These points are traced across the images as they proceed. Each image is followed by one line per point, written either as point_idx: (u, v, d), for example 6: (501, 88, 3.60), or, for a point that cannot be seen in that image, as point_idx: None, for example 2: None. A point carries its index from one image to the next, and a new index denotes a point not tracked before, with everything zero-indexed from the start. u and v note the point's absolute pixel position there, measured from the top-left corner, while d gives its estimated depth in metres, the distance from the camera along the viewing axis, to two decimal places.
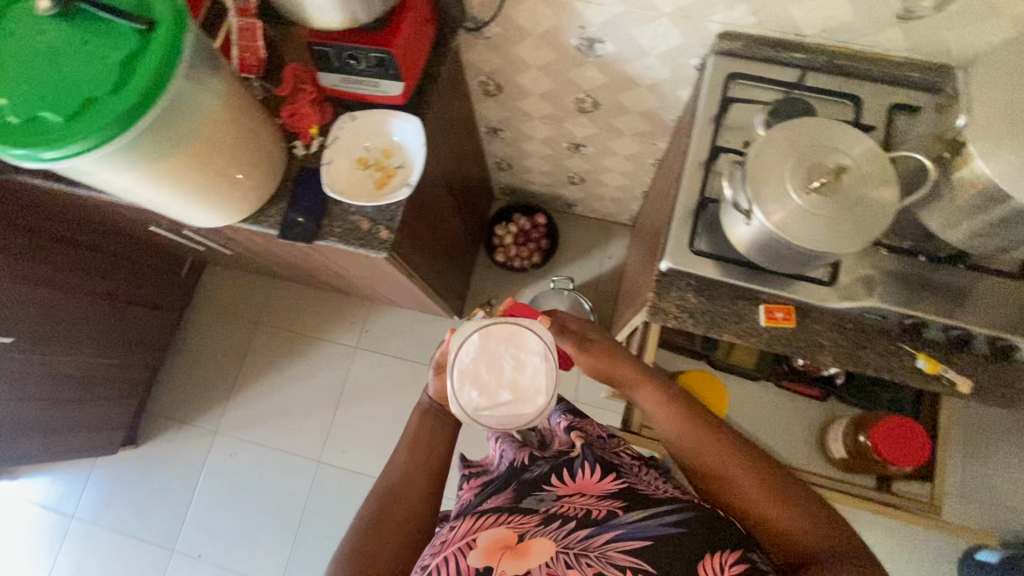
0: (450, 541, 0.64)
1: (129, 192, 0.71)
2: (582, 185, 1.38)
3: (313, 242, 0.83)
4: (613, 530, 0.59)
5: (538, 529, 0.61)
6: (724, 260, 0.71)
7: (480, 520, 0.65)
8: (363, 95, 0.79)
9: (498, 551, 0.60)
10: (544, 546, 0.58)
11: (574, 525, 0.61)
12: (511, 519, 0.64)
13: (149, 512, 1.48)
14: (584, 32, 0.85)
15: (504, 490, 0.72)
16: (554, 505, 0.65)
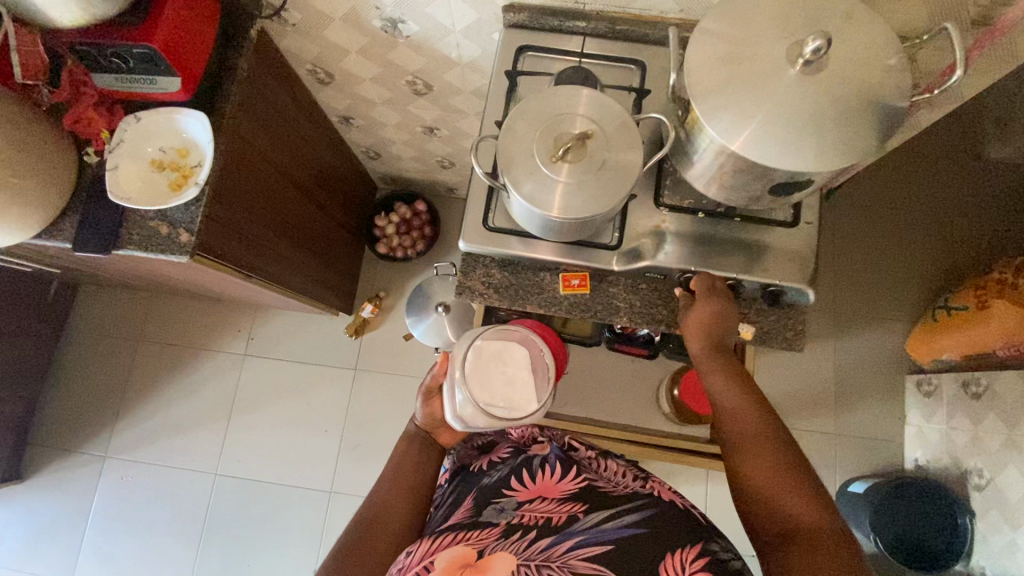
0: (410, 565, 0.64)
1: None
2: (453, 168, 1.37)
3: (115, 252, 0.79)
4: (574, 536, 0.63)
5: (498, 543, 0.64)
6: (519, 233, 0.72)
7: (439, 540, 0.67)
8: (144, 94, 0.76)
9: (459, 570, 0.61)
10: (504, 563, 0.60)
11: (535, 533, 0.65)
12: (470, 535, 0.66)
13: (42, 546, 1.41)
14: (383, 14, 0.83)
15: (465, 504, 0.76)
16: (514, 515, 0.69)
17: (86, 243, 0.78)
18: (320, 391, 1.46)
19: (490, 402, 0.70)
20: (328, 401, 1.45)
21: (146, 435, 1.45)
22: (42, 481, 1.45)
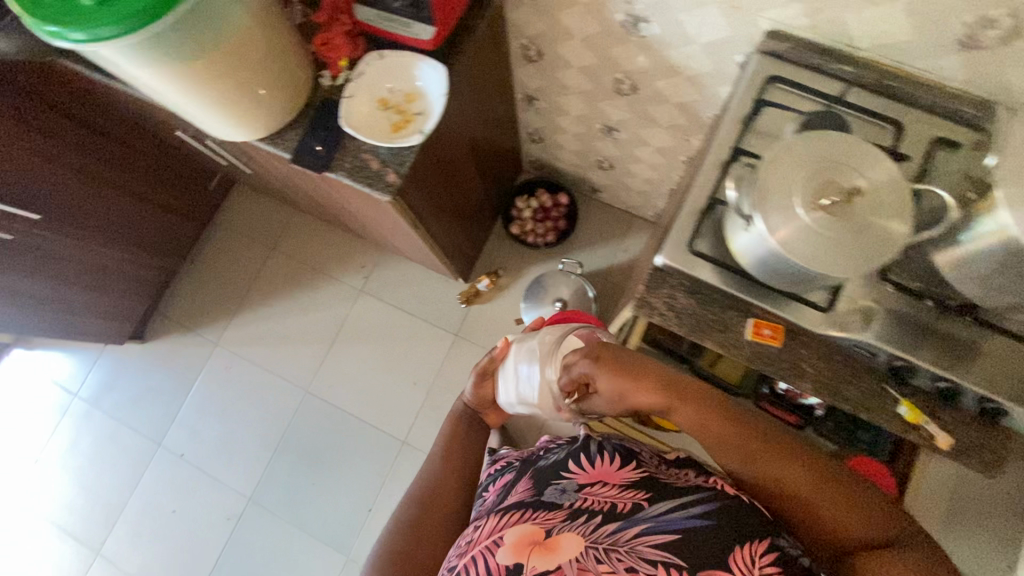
0: (478, 540, 0.73)
1: (154, 89, 0.73)
2: (610, 172, 1.35)
3: (323, 174, 0.84)
4: (639, 523, 0.66)
5: (565, 524, 0.68)
6: (724, 268, 0.69)
7: (504, 518, 0.74)
8: (396, 34, 0.79)
9: (528, 548, 0.67)
10: (572, 543, 0.65)
11: (601, 519, 0.68)
12: (535, 514, 0.72)
13: (143, 407, 1.54)
14: (631, 10, 0.82)
15: (523, 480, 0.82)
16: (576, 497, 0.73)
17: (302, 159, 0.83)
18: (418, 345, 1.50)
19: None
20: (423, 358, 1.50)
21: (255, 338, 1.55)
22: (158, 349, 1.57)
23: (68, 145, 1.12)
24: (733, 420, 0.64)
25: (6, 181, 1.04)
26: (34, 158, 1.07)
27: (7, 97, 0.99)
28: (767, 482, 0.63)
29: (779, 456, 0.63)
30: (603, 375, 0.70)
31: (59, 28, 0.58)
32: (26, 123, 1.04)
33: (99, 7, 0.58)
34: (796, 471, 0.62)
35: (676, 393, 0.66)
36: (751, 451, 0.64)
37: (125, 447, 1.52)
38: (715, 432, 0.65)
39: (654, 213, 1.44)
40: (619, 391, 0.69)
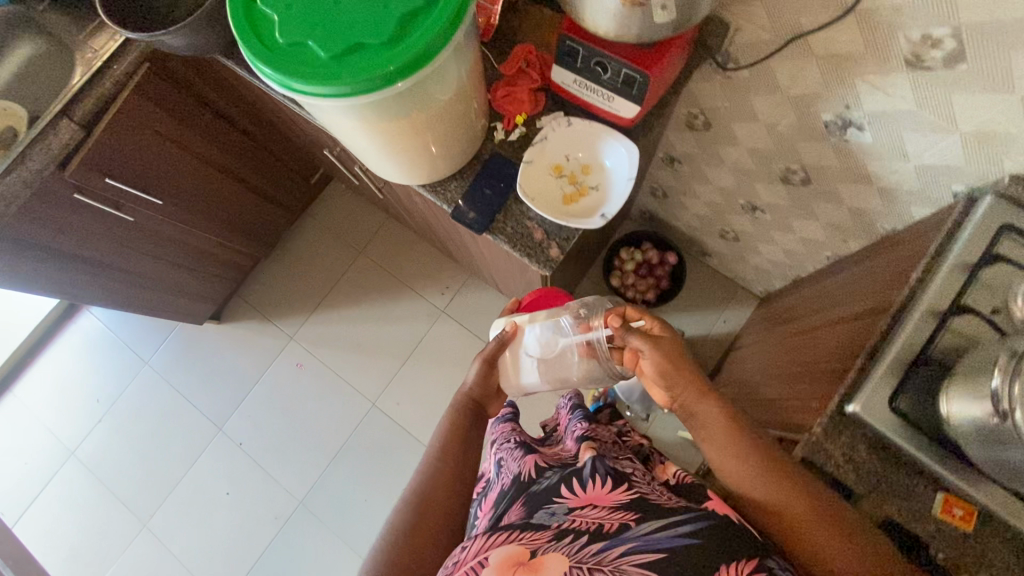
0: (463, 560, 0.60)
1: (340, 133, 0.68)
2: (732, 243, 1.28)
3: (479, 233, 0.80)
4: (625, 543, 0.55)
5: (550, 544, 0.58)
6: (919, 434, 0.63)
7: (493, 538, 0.62)
8: (592, 104, 0.72)
9: (510, 569, 0.56)
10: (557, 562, 0.55)
11: (586, 538, 0.57)
12: (523, 535, 0.61)
13: (210, 387, 1.53)
14: (847, 114, 0.75)
15: (515, 502, 0.71)
16: (565, 519, 0.62)
17: (466, 214, 0.79)
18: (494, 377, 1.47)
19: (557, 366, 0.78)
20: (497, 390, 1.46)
21: (329, 339, 1.53)
22: (232, 332, 1.56)
23: (199, 134, 1.09)
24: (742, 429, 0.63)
25: (139, 166, 1.02)
26: (169, 144, 1.05)
27: (161, 85, 0.96)
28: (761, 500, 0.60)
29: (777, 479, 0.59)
30: (665, 338, 0.69)
31: (282, 75, 0.52)
32: (173, 112, 1.01)
33: (331, 62, 0.52)
34: (808, 505, 0.57)
35: (703, 386, 0.68)
36: (756, 469, 0.61)
37: (187, 424, 1.52)
38: (726, 437, 0.63)
39: (765, 290, 1.37)
40: (664, 373, 0.68)
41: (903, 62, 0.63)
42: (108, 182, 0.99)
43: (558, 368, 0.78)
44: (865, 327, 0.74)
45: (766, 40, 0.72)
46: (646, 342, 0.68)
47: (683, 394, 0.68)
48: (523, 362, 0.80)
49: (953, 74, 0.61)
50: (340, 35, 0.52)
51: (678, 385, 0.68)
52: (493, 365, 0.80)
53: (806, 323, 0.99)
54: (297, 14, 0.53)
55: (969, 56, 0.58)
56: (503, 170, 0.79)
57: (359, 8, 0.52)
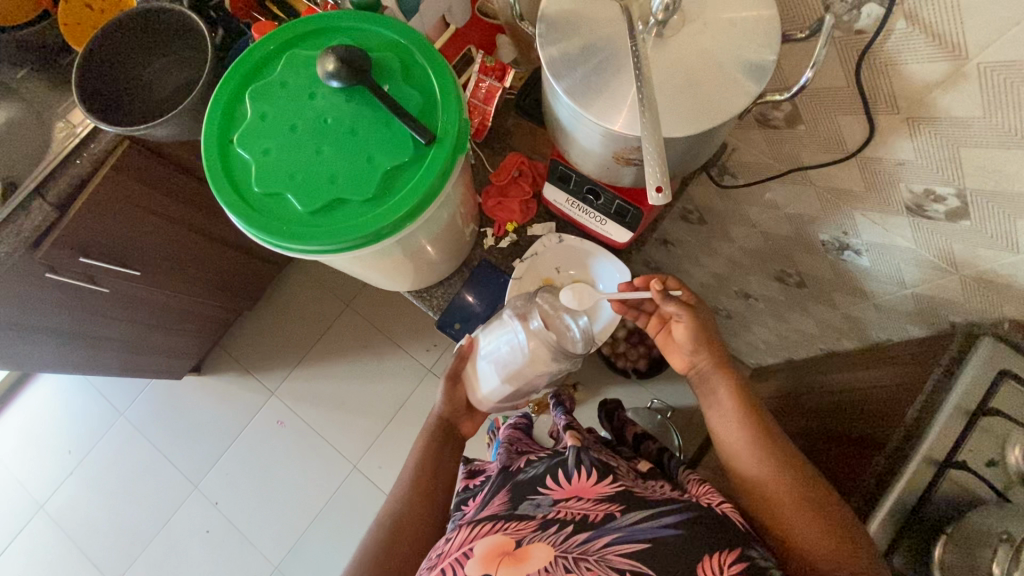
0: (447, 552, 0.60)
1: (346, 266, 0.66)
2: (724, 319, 1.26)
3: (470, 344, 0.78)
4: (610, 533, 0.56)
5: (535, 534, 0.58)
6: None
7: (477, 528, 0.62)
8: (583, 225, 0.69)
9: (495, 559, 0.56)
10: (542, 553, 0.55)
11: (572, 528, 0.57)
12: (506, 524, 0.60)
13: (187, 443, 1.49)
14: (844, 239, 0.73)
15: (499, 491, 0.69)
16: (550, 510, 0.61)
17: (453, 324, 0.77)
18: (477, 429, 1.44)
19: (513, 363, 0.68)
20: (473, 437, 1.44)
21: (312, 395, 1.49)
22: (213, 385, 1.52)
23: (184, 204, 1.06)
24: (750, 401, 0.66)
25: (119, 242, 0.98)
26: (153, 218, 1.01)
27: (144, 161, 0.91)
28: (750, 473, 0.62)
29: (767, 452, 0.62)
30: (699, 313, 0.68)
31: (261, 230, 0.50)
32: (157, 184, 0.97)
33: (311, 216, 0.50)
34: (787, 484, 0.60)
35: (720, 358, 0.69)
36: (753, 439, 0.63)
37: (162, 480, 1.47)
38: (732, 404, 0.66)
39: (756, 362, 1.35)
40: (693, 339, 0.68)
41: (905, 208, 0.61)
42: (84, 260, 0.95)
43: (508, 371, 0.69)
44: (862, 458, 0.72)
45: (766, 162, 0.70)
46: (685, 312, 0.67)
47: (702, 361, 0.69)
48: (483, 374, 0.72)
49: (955, 227, 0.59)
50: (320, 188, 0.50)
51: (702, 352, 0.69)
52: (458, 378, 0.76)
53: (797, 422, 0.97)
54: (273, 162, 0.51)
55: (973, 216, 0.56)
56: (493, 279, 0.76)
57: (339, 158, 0.50)
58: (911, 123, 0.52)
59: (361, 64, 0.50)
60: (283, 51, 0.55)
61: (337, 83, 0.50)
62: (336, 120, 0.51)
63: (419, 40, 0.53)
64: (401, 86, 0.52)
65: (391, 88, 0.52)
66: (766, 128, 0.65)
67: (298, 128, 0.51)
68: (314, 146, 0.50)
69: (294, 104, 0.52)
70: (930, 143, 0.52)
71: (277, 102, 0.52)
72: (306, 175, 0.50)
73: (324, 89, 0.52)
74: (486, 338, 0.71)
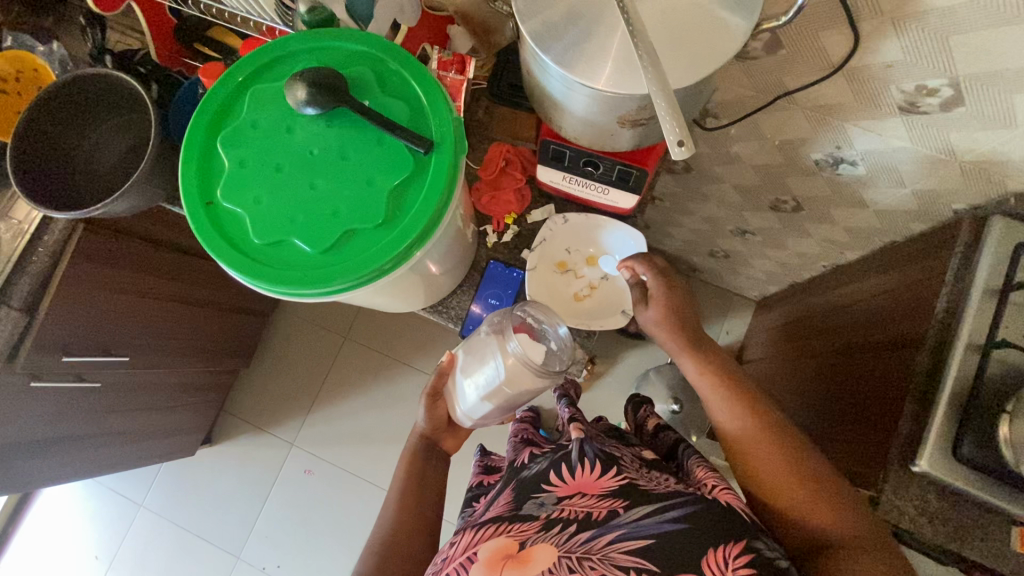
0: (452, 557, 0.60)
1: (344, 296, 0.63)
2: (722, 260, 1.27)
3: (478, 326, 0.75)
4: (614, 530, 0.55)
5: (539, 534, 0.57)
6: (980, 473, 0.62)
7: (481, 532, 0.61)
8: (586, 199, 0.68)
9: (500, 563, 0.56)
10: (546, 554, 0.55)
11: (575, 527, 0.57)
12: (509, 527, 0.59)
13: (217, 515, 1.43)
14: (837, 153, 0.73)
15: (503, 494, 0.66)
16: (553, 509, 0.59)
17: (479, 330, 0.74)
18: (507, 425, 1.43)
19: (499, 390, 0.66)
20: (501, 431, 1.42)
21: (332, 437, 1.45)
22: (230, 451, 1.46)
23: (156, 276, 0.99)
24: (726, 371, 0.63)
25: (100, 332, 0.92)
26: (131, 299, 0.95)
27: (106, 242, 0.85)
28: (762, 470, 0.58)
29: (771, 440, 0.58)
30: (677, 283, 0.67)
31: (271, 283, 0.47)
32: (127, 263, 0.91)
33: (322, 257, 0.47)
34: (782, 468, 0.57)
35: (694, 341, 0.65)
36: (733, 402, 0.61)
37: (200, 560, 1.41)
38: (731, 402, 0.61)
39: (760, 295, 1.37)
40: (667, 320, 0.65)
41: (897, 109, 0.61)
42: (67, 360, 0.88)
43: (488, 392, 0.67)
44: (897, 359, 0.73)
45: (749, 96, 0.70)
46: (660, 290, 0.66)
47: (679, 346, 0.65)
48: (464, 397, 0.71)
49: (950, 117, 0.59)
50: (324, 226, 0.46)
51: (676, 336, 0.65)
52: (440, 395, 0.76)
53: (817, 344, 0.98)
54: (267, 210, 0.47)
55: (967, 101, 0.56)
56: (504, 275, 0.74)
57: (336, 188, 0.47)
58: (896, 23, 0.52)
59: (334, 83, 0.47)
60: (245, 89, 0.51)
61: (313, 110, 0.47)
62: (321, 148, 0.47)
63: (386, 45, 0.50)
64: (382, 98, 0.49)
65: (372, 102, 0.49)
66: (745, 61, 0.64)
67: (285, 166, 0.47)
68: (307, 180, 0.47)
69: (272, 141, 0.48)
70: (917, 39, 0.52)
71: (254, 143, 0.48)
72: (305, 213, 0.47)
73: (301, 119, 0.48)
74: (468, 355, 0.69)
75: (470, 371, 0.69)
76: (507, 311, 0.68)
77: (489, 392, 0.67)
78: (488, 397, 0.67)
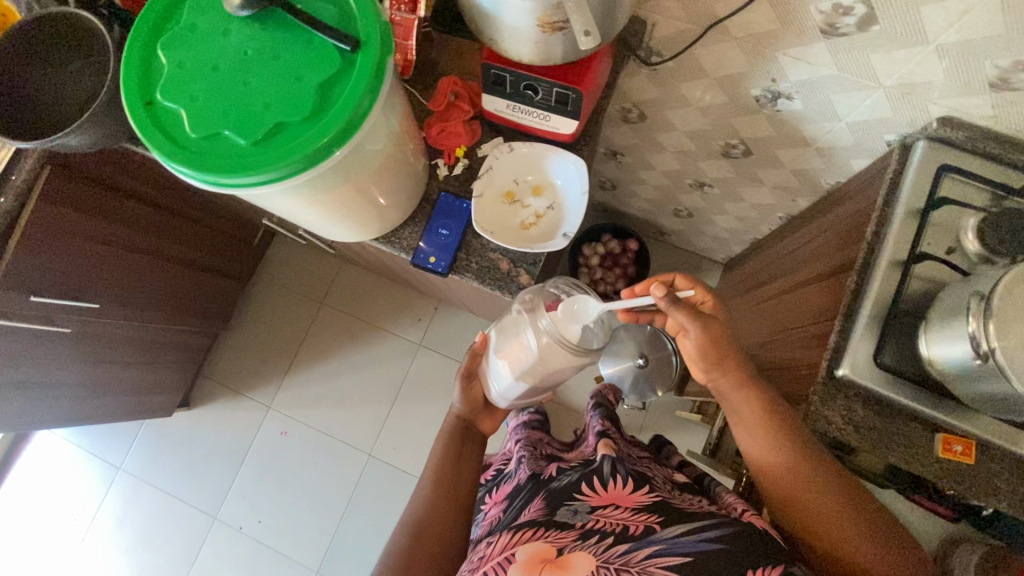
0: (489, 557, 0.64)
1: (291, 212, 0.66)
2: (686, 220, 1.30)
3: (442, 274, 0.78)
4: (652, 544, 0.58)
5: (576, 543, 0.60)
6: (900, 378, 0.65)
7: (517, 536, 0.65)
8: (528, 126, 0.71)
9: (538, 566, 0.58)
10: (583, 561, 0.57)
11: (612, 539, 0.60)
12: (547, 533, 0.63)
13: (194, 477, 1.45)
14: (774, 87, 0.76)
15: (533, 502, 0.73)
16: (588, 517, 0.64)
17: (428, 259, 0.76)
18: None
19: (517, 356, 0.72)
20: None
21: (308, 400, 1.47)
22: (207, 414, 1.48)
23: (125, 225, 1.01)
24: (779, 413, 0.66)
25: (66, 276, 0.93)
26: (99, 246, 0.96)
27: (72, 183, 0.87)
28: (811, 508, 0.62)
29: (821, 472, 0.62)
30: (714, 321, 0.66)
31: (204, 173, 0.49)
32: (94, 209, 0.93)
33: (253, 149, 0.49)
34: (838, 513, 0.61)
35: (743, 374, 0.67)
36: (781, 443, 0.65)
37: (177, 520, 1.43)
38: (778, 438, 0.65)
39: (726, 257, 1.40)
40: (706, 352, 0.66)
41: (819, 33, 0.64)
42: (35, 300, 0.90)
43: (515, 367, 0.72)
44: (833, 283, 0.75)
45: (685, 29, 0.73)
46: (695, 318, 0.65)
47: (724, 376, 0.67)
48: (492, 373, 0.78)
49: (867, 36, 0.62)
50: (256, 118, 0.49)
51: (722, 368, 0.67)
52: (474, 376, 0.83)
53: (770, 289, 1.01)
54: (202, 105, 0.50)
55: (879, 18, 0.59)
56: (455, 207, 0.76)
57: (267, 83, 0.49)
58: None
59: None
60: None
61: (247, 13, 0.50)
62: (254, 49, 0.50)
63: None
64: (313, 2, 0.52)
65: (304, 6, 0.51)
66: None
67: (220, 65, 0.50)
68: (240, 78, 0.50)
69: (208, 43, 0.51)
70: None
71: (191, 45, 0.51)
72: (237, 107, 0.49)
73: (236, 23, 0.51)
74: (501, 334, 0.75)
75: (503, 349, 0.74)
76: (539, 288, 0.72)
77: (510, 361, 0.73)
78: (523, 376, 0.73)
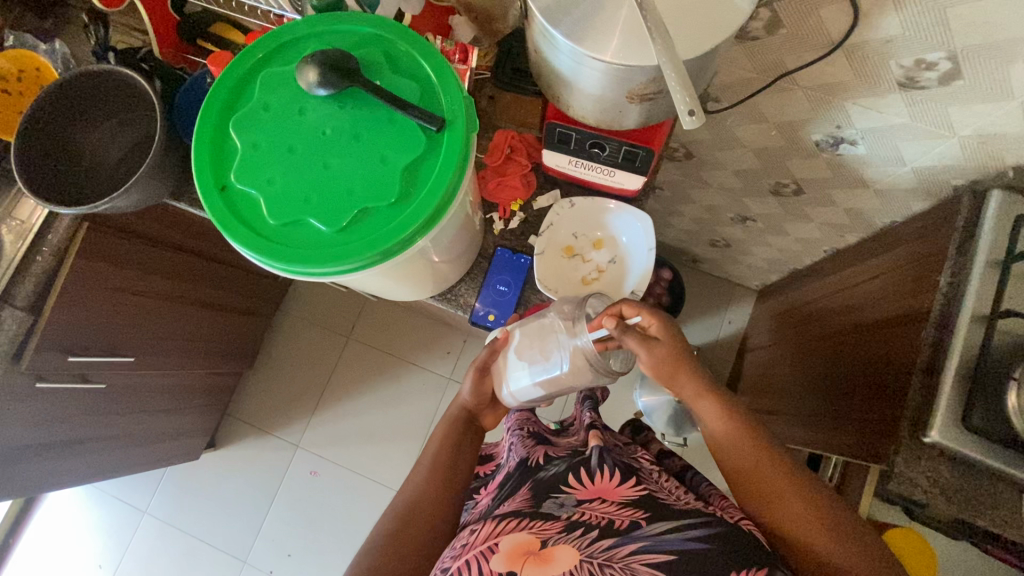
0: (472, 544, 0.59)
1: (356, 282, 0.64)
2: (723, 250, 1.28)
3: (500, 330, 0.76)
4: (636, 541, 0.55)
5: (560, 535, 0.57)
6: (986, 440, 0.62)
7: (502, 524, 0.61)
8: (591, 181, 0.69)
9: (520, 558, 0.55)
10: (567, 554, 0.54)
11: (597, 533, 0.57)
12: (531, 523, 0.59)
13: (222, 520, 1.42)
14: (837, 133, 0.74)
15: (518, 490, 0.68)
16: (574, 511, 0.61)
17: (487, 317, 0.74)
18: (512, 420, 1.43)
19: (543, 368, 0.67)
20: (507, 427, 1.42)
21: (337, 437, 1.44)
22: (233, 454, 1.45)
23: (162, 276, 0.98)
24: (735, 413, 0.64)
25: (102, 333, 0.91)
26: (135, 298, 0.94)
27: (112, 240, 0.84)
28: (766, 508, 0.60)
29: (776, 470, 0.60)
30: (659, 343, 0.63)
31: (286, 263, 0.47)
32: (133, 263, 0.90)
33: (337, 236, 0.47)
34: (787, 499, 0.59)
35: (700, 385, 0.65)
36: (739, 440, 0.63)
37: (205, 565, 1.40)
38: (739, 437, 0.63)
39: (761, 284, 1.38)
40: (661, 373, 0.64)
41: (895, 85, 0.62)
42: (72, 360, 0.87)
43: (541, 377, 0.68)
44: (901, 332, 0.73)
45: (749, 78, 0.71)
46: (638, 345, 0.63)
47: (682, 386, 0.65)
48: (510, 373, 0.70)
49: (948, 90, 0.60)
50: (340, 204, 0.47)
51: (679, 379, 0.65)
52: (485, 370, 0.74)
53: (819, 327, 0.99)
54: (283, 188, 0.47)
55: (964, 74, 0.57)
56: (513, 261, 0.74)
57: (353, 167, 0.47)
58: None
59: (347, 64, 0.47)
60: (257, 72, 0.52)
61: (324, 91, 0.47)
62: (335, 129, 0.48)
63: (396, 27, 0.51)
64: (394, 77, 0.50)
65: (384, 83, 0.50)
66: (746, 42, 0.65)
67: (299, 146, 0.48)
68: (322, 161, 0.47)
69: (285, 122, 0.48)
70: (915, 13, 0.54)
71: (267, 124, 0.48)
72: (319, 191, 0.47)
73: (313, 101, 0.48)
74: (526, 339, 0.68)
75: (530, 356, 0.68)
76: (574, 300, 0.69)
77: (535, 372, 0.68)
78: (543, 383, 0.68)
